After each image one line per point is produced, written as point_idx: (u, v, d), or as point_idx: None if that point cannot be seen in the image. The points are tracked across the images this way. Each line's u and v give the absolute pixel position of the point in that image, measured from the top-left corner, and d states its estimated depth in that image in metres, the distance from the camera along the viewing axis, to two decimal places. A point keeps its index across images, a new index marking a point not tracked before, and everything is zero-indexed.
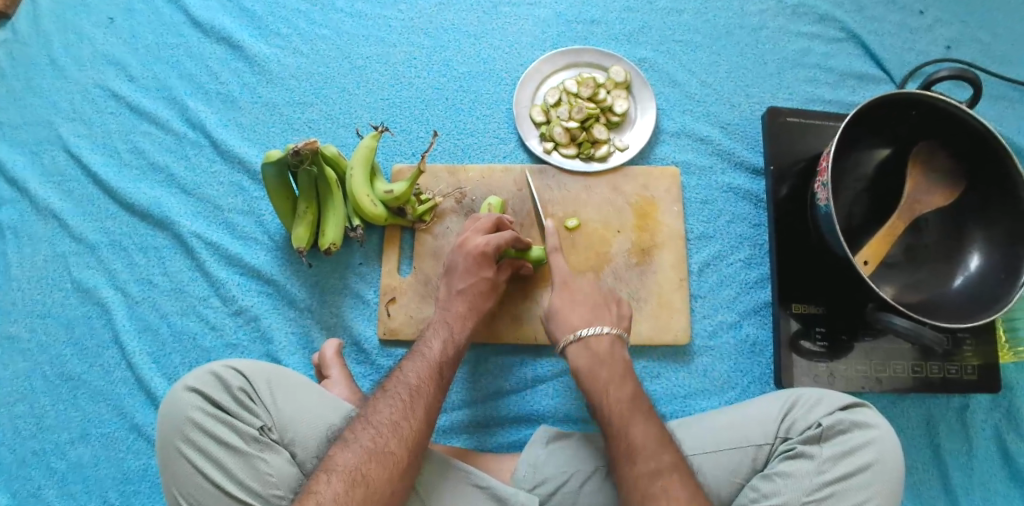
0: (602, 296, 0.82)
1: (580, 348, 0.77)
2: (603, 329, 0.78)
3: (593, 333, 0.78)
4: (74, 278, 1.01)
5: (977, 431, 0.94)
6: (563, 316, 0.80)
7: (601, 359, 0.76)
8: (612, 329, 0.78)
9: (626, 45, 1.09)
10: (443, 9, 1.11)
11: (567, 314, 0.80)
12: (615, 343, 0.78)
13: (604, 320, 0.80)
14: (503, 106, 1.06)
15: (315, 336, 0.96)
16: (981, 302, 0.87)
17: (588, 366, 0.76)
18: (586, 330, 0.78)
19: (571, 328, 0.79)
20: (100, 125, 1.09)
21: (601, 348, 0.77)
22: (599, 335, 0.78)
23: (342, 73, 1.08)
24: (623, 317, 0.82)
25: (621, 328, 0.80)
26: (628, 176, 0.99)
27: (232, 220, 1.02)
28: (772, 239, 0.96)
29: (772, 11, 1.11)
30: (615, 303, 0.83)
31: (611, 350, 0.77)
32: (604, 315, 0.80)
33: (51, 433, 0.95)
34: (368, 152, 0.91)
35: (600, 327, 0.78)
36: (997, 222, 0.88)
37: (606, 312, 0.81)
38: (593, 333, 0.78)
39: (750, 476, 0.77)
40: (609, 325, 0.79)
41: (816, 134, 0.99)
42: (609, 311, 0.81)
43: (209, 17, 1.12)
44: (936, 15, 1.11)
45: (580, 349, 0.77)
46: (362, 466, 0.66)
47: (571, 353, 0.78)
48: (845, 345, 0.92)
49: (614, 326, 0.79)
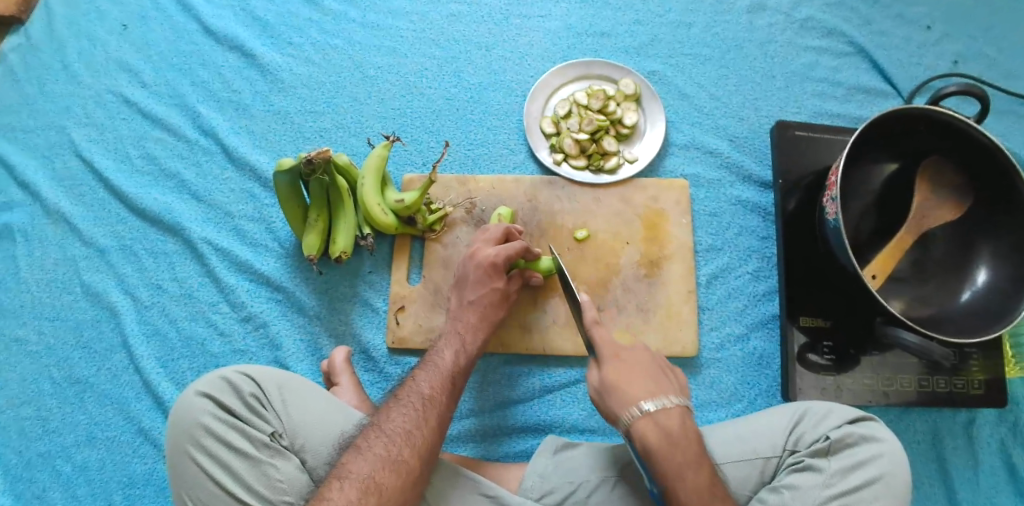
0: (659, 367, 0.75)
1: (648, 426, 0.70)
2: (670, 402, 0.71)
3: (660, 407, 0.70)
4: (84, 281, 1.01)
5: (983, 445, 0.94)
6: (622, 390, 0.72)
7: (638, 371, 0.74)
8: (681, 401, 0.72)
9: (635, 57, 1.10)
10: (455, 20, 1.12)
11: (626, 389, 0.72)
12: (653, 357, 0.76)
13: (667, 392, 0.72)
14: (513, 117, 1.07)
15: (324, 344, 0.96)
16: (988, 316, 0.87)
17: (621, 381, 0.73)
18: (653, 404, 0.70)
19: (609, 355, 0.75)
20: (113, 129, 1.10)
21: (633, 357, 0.75)
22: (666, 409, 0.70)
23: (354, 82, 1.09)
24: (681, 386, 0.76)
25: (683, 395, 0.74)
26: (637, 188, 1.00)
27: (243, 226, 1.03)
28: (780, 252, 0.97)
29: (781, 25, 1.12)
30: (672, 375, 0.76)
31: (647, 358, 0.75)
32: (664, 384, 0.74)
33: (58, 436, 0.95)
34: (380, 161, 0.91)
35: (638, 345, 0.76)
36: (1003, 238, 0.89)
37: (667, 382, 0.74)
38: (659, 407, 0.70)
39: (758, 489, 0.77)
40: (648, 350, 0.76)
41: (824, 148, 1.00)
42: (670, 381, 0.75)
43: (222, 25, 1.13)
44: (943, 30, 1.12)
45: (615, 367, 0.74)
46: (375, 474, 0.66)
47: (603, 371, 0.74)
48: (852, 358, 0.92)
49: (680, 397, 0.72)
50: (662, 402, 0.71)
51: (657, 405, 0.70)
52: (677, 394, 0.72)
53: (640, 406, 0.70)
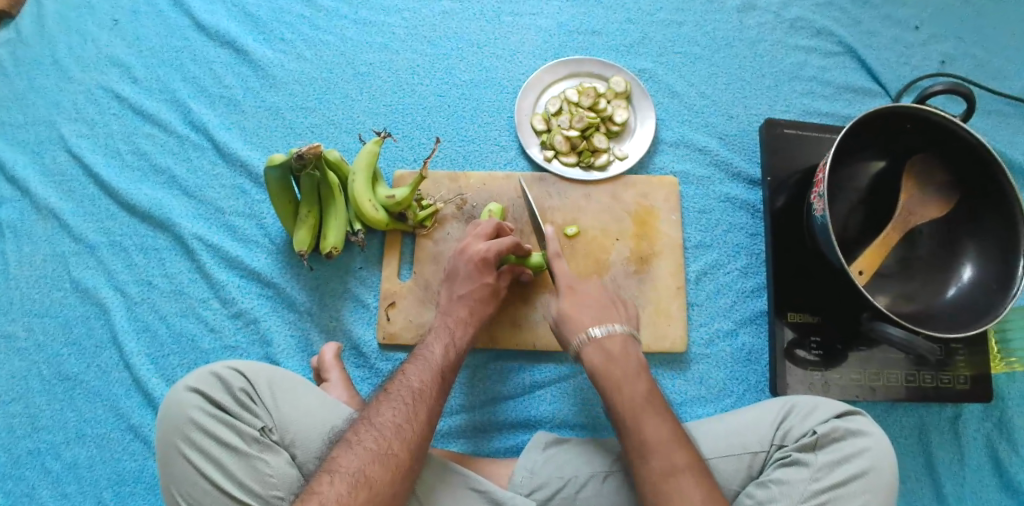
0: (610, 298, 0.83)
1: (639, 438, 0.70)
2: (615, 328, 0.78)
3: (605, 332, 0.78)
4: (73, 278, 1.01)
5: (969, 440, 0.95)
6: (574, 318, 0.80)
7: (615, 357, 0.76)
8: (625, 327, 0.79)
9: (626, 55, 1.11)
10: (447, 17, 1.12)
11: (577, 316, 0.80)
12: (628, 341, 0.78)
13: (612, 318, 0.80)
14: (504, 113, 1.07)
15: (315, 340, 0.97)
16: (973, 312, 0.88)
17: (602, 365, 0.76)
18: (597, 329, 0.78)
19: (580, 326, 0.79)
20: (103, 125, 1.09)
21: (613, 346, 0.77)
22: (657, 423, 0.71)
23: (345, 78, 1.09)
24: (632, 317, 0.83)
25: (632, 326, 0.81)
26: (627, 184, 1.00)
27: (233, 223, 1.03)
28: (769, 249, 0.97)
29: (770, 24, 1.13)
30: (625, 307, 0.84)
31: (622, 348, 0.77)
32: (614, 313, 0.81)
33: (46, 432, 0.95)
34: (371, 157, 0.92)
35: (613, 325, 0.79)
36: (988, 235, 0.90)
37: (615, 312, 0.81)
38: (605, 332, 0.78)
39: (746, 483, 0.78)
40: (621, 323, 0.79)
41: (812, 145, 1.01)
42: (621, 311, 0.82)
43: (213, 21, 1.13)
44: (930, 30, 1.13)
45: (593, 348, 0.77)
46: (364, 468, 0.66)
47: (585, 352, 0.78)
48: (840, 354, 0.93)
49: (625, 325, 0.79)
50: (609, 328, 0.78)
51: (607, 332, 0.78)
52: (624, 323, 0.79)
53: (588, 330, 0.78)
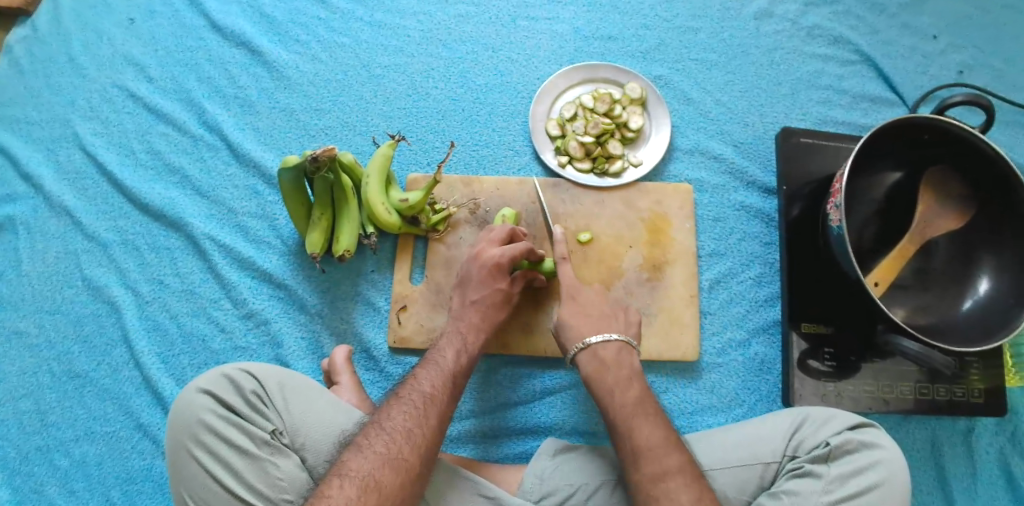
0: (639, 382, 0.78)
1: (588, 357, 0.80)
2: (644, 422, 0.73)
3: (635, 425, 0.72)
4: (86, 276, 1.01)
5: (982, 455, 0.95)
6: (606, 413, 0.75)
7: (653, 454, 0.70)
8: (657, 418, 0.73)
9: (642, 61, 1.10)
10: (462, 21, 1.12)
11: (612, 410, 0.75)
12: (664, 438, 0.71)
13: (647, 408, 0.75)
14: (518, 118, 1.07)
15: (325, 342, 0.96)
16: (989, 326, 0.87)
17: (596, 371, 0.79)
18: (628, 422, 0.73)
19: (617, 423, 0.74)
20: (117, 124, 1.09)
21: (648, 440, 0.71)
22: (607, 340, 0.80)
23: (360, 81, 1.09)
24: (631, 325, 0.85)
25: (665, 415, 0.75)
26: (641, 191, 1.00)
27: (246, 223, 1.02)
28: (783, 259, 0.97)
29: (787, 32, 1.12)
30: (624, 315, 0.85)
31: (662, 445, 0.71)
32: (647, 404, 0.75)
33: (56, 429, 0.95)
34: (384, 160, 0.92)
35: (642, 414, 0.73)
36: (1007, 249, 0.89)
37: (647, 400, 0.76)
38: (637, 425, 0.72)
39: (757, 494, 0.77)
40: (652, 412, 0.74)
41: (828, 155, 1.00)
42: (649, 399, 0.76)
43: (229, 22, 1.13)
44: (949, 41, 1.12)
45: (588, 357, 0.80)
46: (375, 472, 0.65)
47: (624, 451, 0.72)
48: (853, 365, 0.92)
49: (656, 415, 0.74)
50: (637, 422, 0.73)
51: (636, 426, 0.72)
52: (655, 414, 0.74)
53: (622, 423, 0.73)
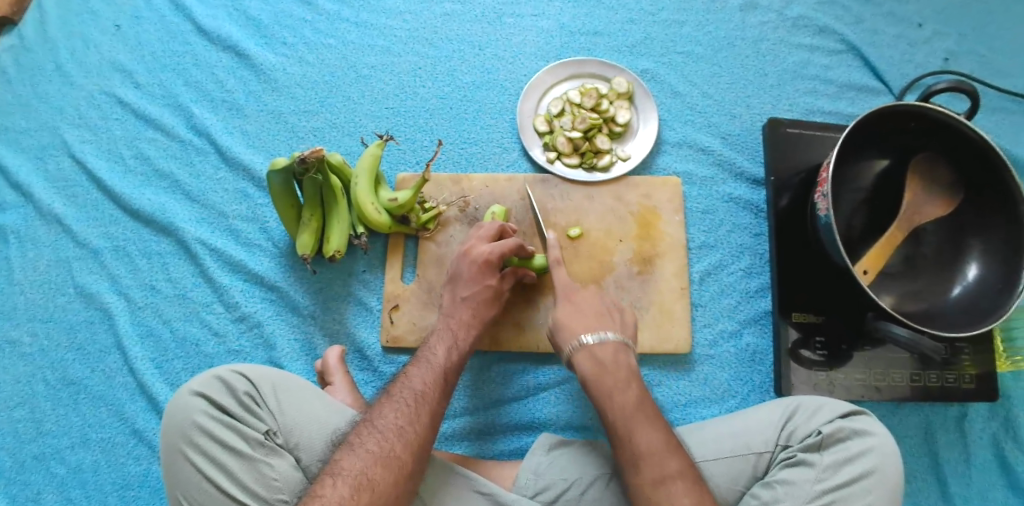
0: (605, 306, 0.83)
1: (586, 356, 0.78)
2: (604, 333, 0.79)
3: (596, 339, 0.78)
4: (77, 283, 1.01)
5: (975, 440, 0.95)
6: (566, 326, 0.81)
7: (607, 366, 0.77)
8: (617, 334, 0.79)
9: (628, 56, 1.10)
10: (448, 20, 1.12)
11: (569, 324, 0.81)
12: (618, 350, 0.78)
13: (606, 325, 0.80)
14: (506, 115, 1.07)
15: (318, 343, 0.97)
16: (977, 312, 0.88)
17: (595, 374, 0.76)
18: (587, 333, 0.79)
19: (573, 335, 0.80)
20: (106, 130, 1.09)
21: (604, 354, 0.77)
22: (603, 342, 0.78)
23: (347, 82, 1.09)
24: (627, 324, 0.83)
25: (626, 333, 0.81)
26: (630, 186, 1.00)
27: (237, 227, 1.03)
28: (773, 249, 0.97)
29: (773, 23, 1.13)
30: (619, 314, 0.83)
31: (614, 356, 0.77)
32: (608, 323, 0.81)
33: (51, 437, 0.95)
34: (373, 160, 0.92)
35: (604, 333, 0.79)
36: (994, 234, 0.90)
37: (609, 320, 0.81)
38: (597, 341, 0.78)
39: (751, 484, 0.77)
40: (613, 331, 0.79)
41: (816, 145, 1.00)
42: (613, 319, 0.82)
43: (215, 25, 1.13)
44: (934, 28, 1.13)
45: (584, 356, 0.78)
46: (367, 471, 0.65)
47: (579, 361, 0.78)
48: (844, 354, 0.92)
49: (618, 333, 0.79)
50: (600, 336, 0.78)
51: (598, 340, 0.78)
52: (616, 332, 0.79)
53: (581, 338, 0.79)
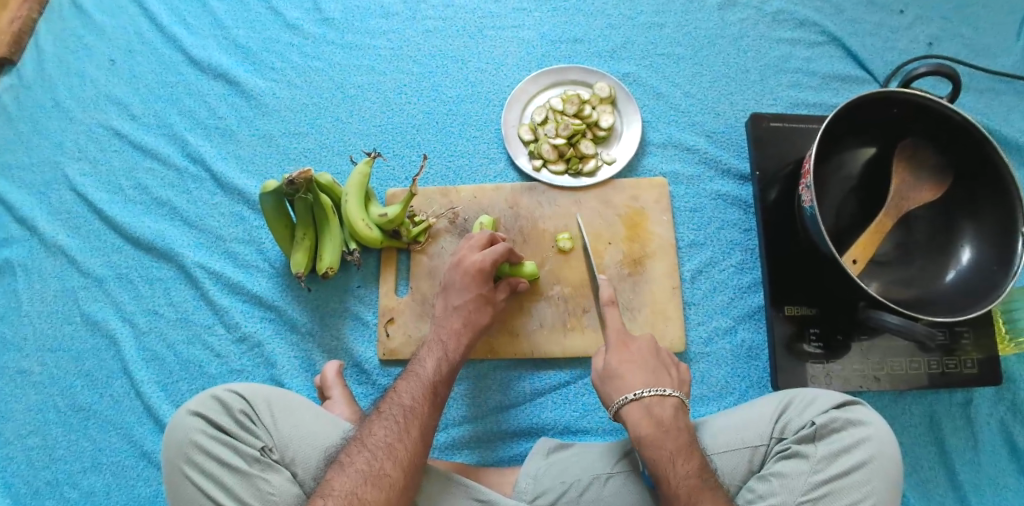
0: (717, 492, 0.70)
1: None
2: None
3: (653, 393, 0.75)
4: (83, 311, 1.04)
5: (982, 425, 0.94)
6: (620, 379, 0.77)
7: (664, 424, 0.74)
8: (675, 391, 0.76)
9: (609, 61, 1.12)
10: (430, 36, 1.15)
11: (622, 378, 0.77)
12: (678, 409, 0.75)
13: (663, 381, 0.78)
14: (492, 126, 1.09)
15: (317, 359, 0.98)
16: (974, 293, 0.87)
17: None
18: None
19: (627, 389, 0.76)
20: (105, 162, 1.13)
21: (663, 412, 0.74)
22: None
23: (335, 102, 1.12)
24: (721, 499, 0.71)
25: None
26: (617, 189, 1.01)
27: (234, 250, 1.05)
28: (762, 244, 0.97)
29: (753, 19, 1.13)
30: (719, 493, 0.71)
31: (674, 416, 0.75)
32: (664, 377, 0.78)
33: (64, 463, 0.98)
34: (363, 177, 0.93)
35: None
36: (986, 213, 0.89)
37: (665, 375, 0.78)
38: (654, 395, 0.75)
39: (747, 478, 0.77)
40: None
41: (801, 138, 1.00)
42: (668, 373, 0.79)
43: (206, 55, 1.16)
44: (916, 14, 1.13)
45: None
46: (358, 490, 0.67)
47: (627, 415, 0.75)
48: (840, 344, 0.92)
49: (675, 390, 0.77)
50: (657, 391, 0.76)
51: (654, 395, 0.75)
52: (674, 389, 0.77)
53: (633, 392, 0.75)
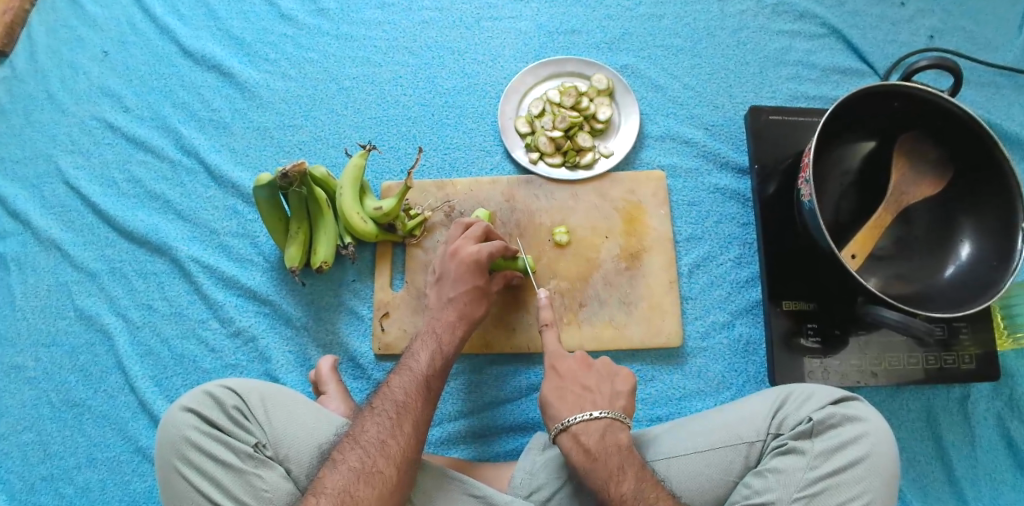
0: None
1: None
2: None
3: (581, 420, 0.75)
4: (77, 306, 1.03)
5: (979, 420, 0.94)
6: (552, 406, 0.77)
7: (592, 449, 0.73)
8: (604, 413, 0.75)
9: (607, 53, 1.10)
10: (426, 27, 1.13)
11: (555, 404, 0.78)
12: (606, 430, 0.74)
13: (592, 403, 0.77)
14: (488, 118, 1.07)
15: (312, 354, 0.98)
16: (973, 290, 0.86)
17: None
18: None
19: (558, 416, 0.76)
20: (99, 155, 1.12)
21: (590, 437, 0.74)
22: None
23: (330, 95, 1.11)
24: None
25: None
26: (614, 182, 1.00)
27: (229, 243, 1.04)
28: (761, 238, 0.96)
29: (753, 11, 1.12)
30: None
31: (602, 440, 0.73)
32: (591, 400, 0.77)
33: (58, 458, 0.97)
34: (357, 170, 0.92)
35: None
36: (986, 209, 0.88)
37: (592, 396, 0.78)
38: (580, 421, 0.75)
39: (743, 473, 0.76)
40: None
41: (801, 130, 0.99)
42: (598, 392, 0.78)
43: (199, 46, 1.15)
44: (917, 6, 1.11)
45: None
46: (350, 488, 0.66)
47: (564, 444, 0.75)
48: (838, 339, 0.92)
49: (605, 410, 0.76)
50: (584, 417, 0.75)
51: (580, 422, 0.75)
52: (602, 410, 0.76)
53: (562, 421, 0.75)
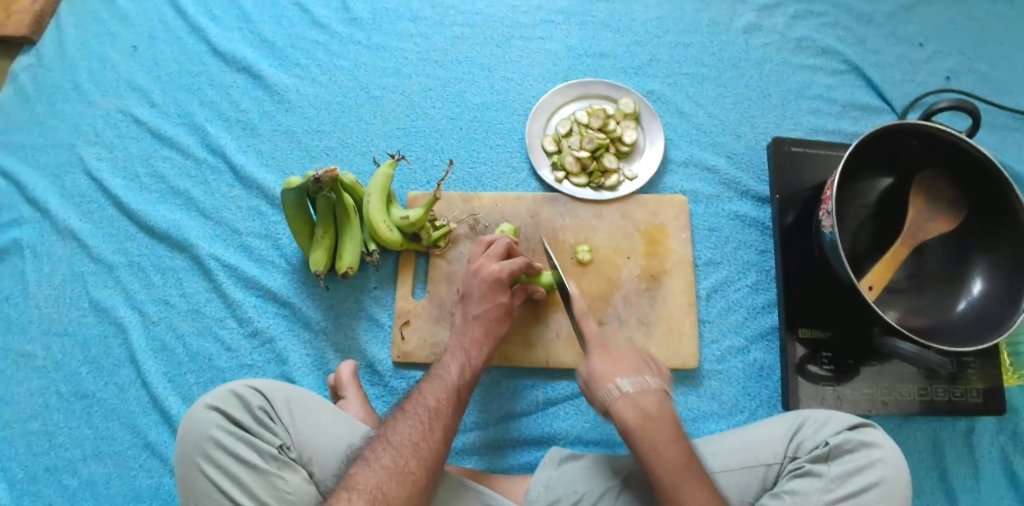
0: (641, 357, 0.80)
1: (625, 405, 0.74)
2: (648, 385, 0.75)
3: (588, 309, 0.84)
4: (92, 297, 1.03)
5: (984, 455, 0.95)
6: (560, 301, 0.87)
7: (598, 334, 0.82)
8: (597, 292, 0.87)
9: (634, 77, 1.13)
10: (457, 42, 1.15)
11: (567, 299, 0.86)
12: (608, 322, 0.84)
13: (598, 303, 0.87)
14: (515, 135, 1.09)
15: (330, 358, 0.98)
16: (985, 325, 0.88)
17: (637, 424, 0.72)
18: (630, 386, 0.75)
19: (565, 308, 0.86)
20: (122, 148, 1.12)
21: (595, 324, 0.83)
22: (643, 390, 0.75)
23: (360, 102, 1.12)
24: (663, 376, 0.80)
25: (663, 382, 0.78)
26: (638, 204, 1.02)
27: (250, 243, 1.04)
28: (779, 267, 0.98)
29: (776, 44, 1.15)
30: (654, 365, 0.81)
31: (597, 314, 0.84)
32: (600, 300, 0.87)
33: (64, 450, 0.96)
34: (385, 179, 0.94)
35: (645, 381, 0.76)
36: (1000, 248, 0.90)
37: (603, 299, 0.87)
38: (588, 311, 0.84)
39: (759, 496, 0.78)
40: (653, 378, 0.77)
41: (821, 164, 1.02)
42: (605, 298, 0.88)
43: (231, 47, 1.16)
44: (935, 48, 1.15)
45: (623, 404, 0.74)
46: (382, 485, 0.66)
47: (569, 329, 0.84)
48: (851, 369, 0.93)
49: (609, 309, 0.86)
50: (591, 309, 0.85)
51: (587, 310, 0.84)
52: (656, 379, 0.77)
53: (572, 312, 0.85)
